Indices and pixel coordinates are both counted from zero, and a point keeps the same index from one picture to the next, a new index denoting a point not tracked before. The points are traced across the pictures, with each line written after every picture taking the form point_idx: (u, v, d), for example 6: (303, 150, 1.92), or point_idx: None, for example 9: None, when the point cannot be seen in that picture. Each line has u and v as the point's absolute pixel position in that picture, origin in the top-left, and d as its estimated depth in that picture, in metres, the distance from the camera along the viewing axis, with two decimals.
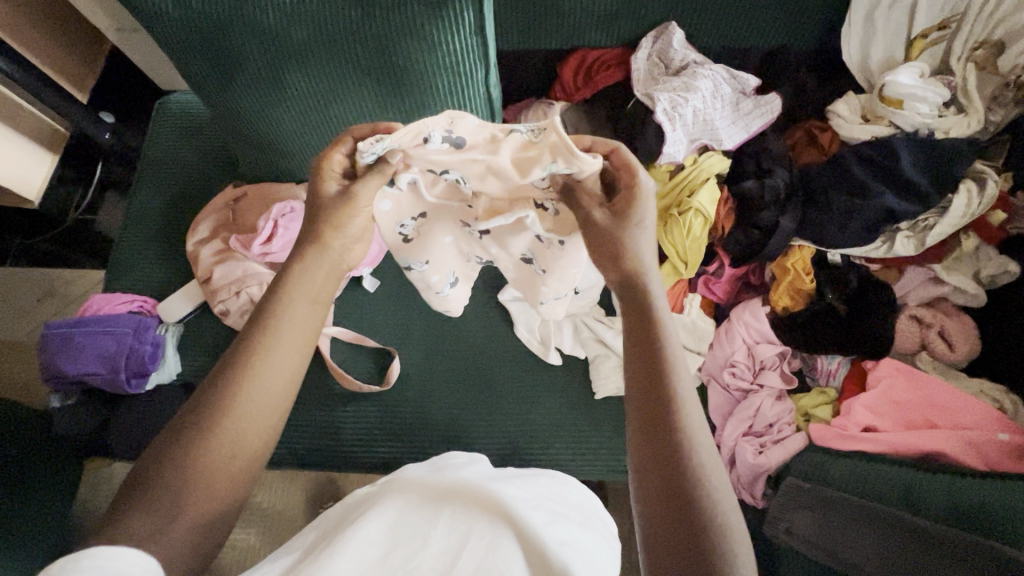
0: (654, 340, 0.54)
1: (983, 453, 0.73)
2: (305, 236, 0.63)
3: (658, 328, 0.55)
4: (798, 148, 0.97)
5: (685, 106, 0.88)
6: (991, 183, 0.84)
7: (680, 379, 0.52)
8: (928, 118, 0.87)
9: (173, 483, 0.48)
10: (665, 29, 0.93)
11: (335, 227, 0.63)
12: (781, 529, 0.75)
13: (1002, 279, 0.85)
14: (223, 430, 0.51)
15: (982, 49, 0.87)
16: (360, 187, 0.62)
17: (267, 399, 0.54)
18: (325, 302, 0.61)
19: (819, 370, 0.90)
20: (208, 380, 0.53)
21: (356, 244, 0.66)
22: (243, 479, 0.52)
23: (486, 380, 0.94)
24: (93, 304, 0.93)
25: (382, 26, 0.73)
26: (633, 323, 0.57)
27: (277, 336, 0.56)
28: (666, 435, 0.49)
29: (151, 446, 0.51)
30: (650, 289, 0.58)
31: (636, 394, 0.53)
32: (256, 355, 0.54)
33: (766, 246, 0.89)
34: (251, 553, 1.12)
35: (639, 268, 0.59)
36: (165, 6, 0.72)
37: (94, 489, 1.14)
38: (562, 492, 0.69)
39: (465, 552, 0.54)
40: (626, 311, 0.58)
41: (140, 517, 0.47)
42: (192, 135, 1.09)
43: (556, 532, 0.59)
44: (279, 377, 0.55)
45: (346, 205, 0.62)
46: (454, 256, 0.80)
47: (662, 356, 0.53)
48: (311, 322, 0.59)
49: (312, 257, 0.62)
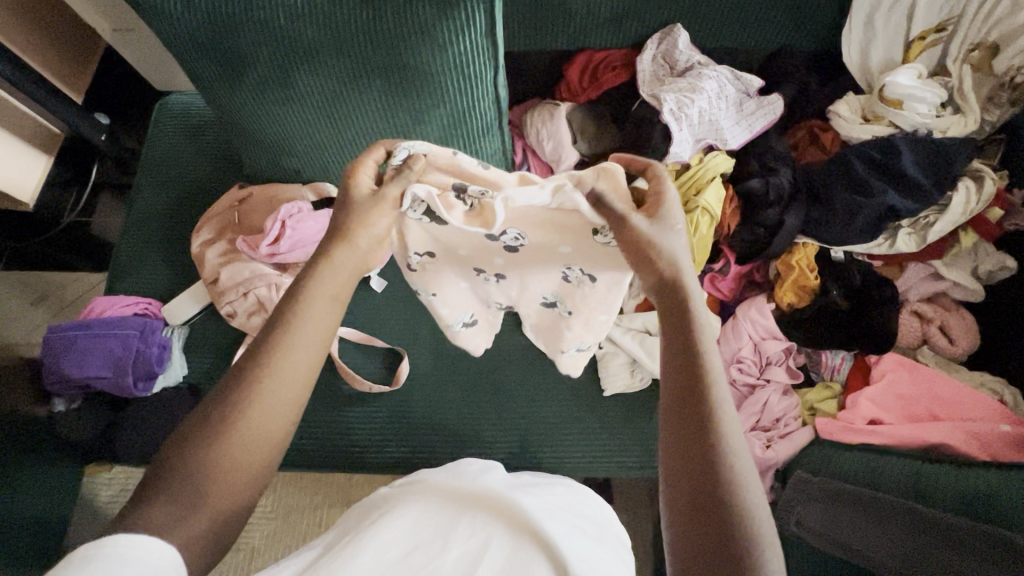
0: (693, 349, 0.52)
1: (985, 443, 0.75)
2: (330, 234, 0.61)
3: (699, 337, 0.53)
4: (800, 148, 0.99)
5: (690, 106, 0.90)
6: (988, 180, 0.86)
7: (716, 391, 0.50)
8: (927, 118, 0.89)
9: (194, 475, 0.48)
10: (670, 31, 0.95)
11: (363, 225, 0.60)
12: (791, 521, 0.77)
13: (999, 274, 0.88)
14: (242, 425, 0.50)
15: (978, 50, 0.89)
16: (388, 186, 0.61)
17: (284, 395, 0.53)
18: (344, 301, 0.60)
19: (824, 365, 0.92)
20: (227, 377, 0.53)
21: (380, 245, 0.63)
22: (259, 476, 0.52)
23: (495, 379, 0.95)
24: (97, 307, 0.92)
25: (394, 27, 0.73)
26: (675, 335, 0.54)
27: (297, 332, 0.55)
28: (702, 445, 0.48)
29: (171, 440, 0.51)
30: (689, 299, 0.55)
31: (672, 393, 0.52)
32: (273, 348, 0.54)
33: (771, 243, 0.91)
34: (255, 558, 1.11)
35: (679, 277, 0.56)
36: (176, 7, 0.72)
37: (95, 494, 1.13)
38: (578, 504, 0.70)
39: (485, 560, 0.54)
40: (665, 317, 0.56)
41: (163, 505, 0.47)
42: (195, 135, 1.09)
43: (575, 543, 0.59)
44: (298, 374, 0.54)
45: (376, 203, 0.61)
46: (470, 296, 0.81)
47: (701, 365, 0.51)
48: (328, 322, 0.58)
49: (342, 254, 0.60)
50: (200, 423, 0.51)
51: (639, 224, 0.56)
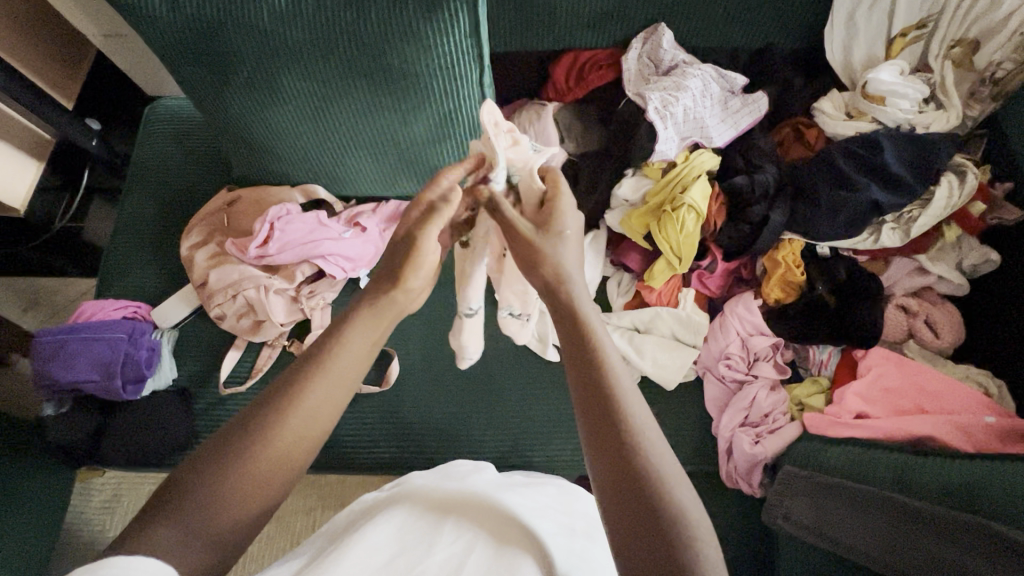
0: (589, 348, 0.52)
1: (970, 434, 0.75)
2: (371, 286, 0.59)
3: (592, 337, 0.53)
4: (786, 145, 1.00)
5: (676, 104, 0.91)
6: (971, 175, 0.86)
7: (612, 369, 0.51)
8: (909, 113, 0.90)
9: (204, 502, 0.47)
10: (655, 30, 0.96)
11: (402, 282, 0.57)
12: (778, 517, 0.77)
13: (983, 267, 0.88)
14: (262, 458, 0.49)
15: (959, 47, 0.90)
16: (423, 235, 0.58)
17: (314, 429, 0.51)
18: (381, 344, 0.57)
19: (811, 361, 0.93)
20: (257, 404, 0.51)
21: (420, 295, 0.60)
22: (269, 498, 0.50)
23: (486, 378, 0.95)
24: (85, 311, 0.92)
25: (378, 29, 0.74)
26: (572, 337, 0.54)
27: (327, 370, 0.53)
28: (615, 442, 0.47)
29: (189, 462, 0.49)
30: (576, 297, 0.56)
31: (579, 397, 0.51)
32: (303, 387, 0.51)
33: (755, 242, 0.91)
34: (248, 560, 1.11)
35: (562, 276, 0.57)
36: (159, 9, 0.72)
37: (88, 498, 1.14)
38: (569, 502, 0.69)
39: (469, 564, 0.54)
40: (559, 322, 0.56)
41: (173, 529, 0.46)
42: (185, 139, 1.09)
43: (561, 543, 0.59)
44: (326, 410, 0.52)
45: (415, 254, 0.58)
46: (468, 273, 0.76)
47: (597, 362, 0.51)
48: (364, 364, 0.55)
49: (382, 303, 0.57)
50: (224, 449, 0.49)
51: (526, 230, 0.59)
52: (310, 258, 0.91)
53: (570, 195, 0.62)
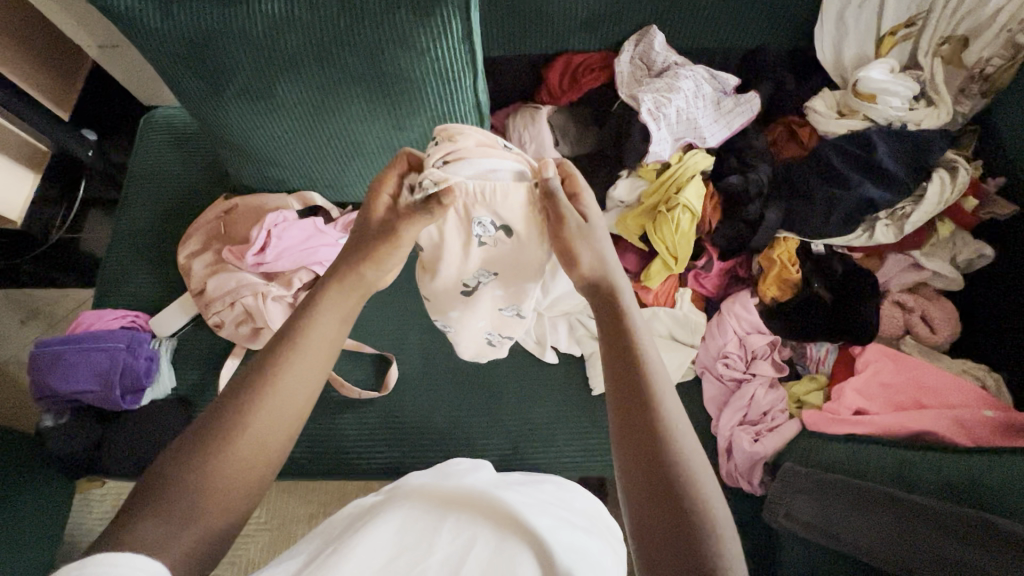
0: (628, 344, 0.53)
1: (967, 428, 0.76)
2: (341, 264, 0.61)
3: (632, 334, 0.54)
4: (779, 144, 1.00)
5: (668, 106, 0.92)
6: (962, 170, 0.88)
7: (651, 365, 0.52)
8: (901, 111, 0.90)
9: (190, 492, 0.47)
10: (646, 33, 0.97)
11: (374, 260, 0.60)
12: (779, 515, 0.75)
13: (978, 262, 0.90)
14: (241, 440, 0.49)
15: (948, 44, 0.91)
16: (406, 227, 0.60)
17: (293, 403, 0.53)
18: (351, 322, 0.60)
19: (809, 358, 0.92)
20: (230, 388, 0.52)
21: (384, 276, 0.63)
22: (256, 489, 0.50)
23: (485, 382, 0.95)
24: (83, 321, 0.92)
25: (372, 36, 0.74)
26: (611, 333, 0.55)
27: (305, 347, 0.55)
28: (644, 433, 0.48)
29: (168, 454, 0.49)
30: (618, 292, 0.58)
31: (613, 390, 0.52)
32: (283, 362, 0.53)
33: (753, 237, 0.92)
34: (250, 569, 1.11)
35: (607, 274, 0.59)
36: (157, 18, 0.72)
37: (88, 511, 1.13)
38: (566, 498, 0.69)
39: (470, 559, 0.53)
40: (599, 317, 0.57)
41: (156, 522, 0.45)
42: (182, 147, 1.09)
43: (562, 537, 0.59)
44: (304, 383, 0.54)
45: (391, 242, 0.60)
46: (489, 301, 0.78)
47: (637, 357, 0.52)
48: (335, 343, 0.58)
49: (347, 283, 0.60)
50: (202, 434, 0.50)
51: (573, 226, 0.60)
52: (307, 264, 0.92)
53: (589, 190, 0.63)
